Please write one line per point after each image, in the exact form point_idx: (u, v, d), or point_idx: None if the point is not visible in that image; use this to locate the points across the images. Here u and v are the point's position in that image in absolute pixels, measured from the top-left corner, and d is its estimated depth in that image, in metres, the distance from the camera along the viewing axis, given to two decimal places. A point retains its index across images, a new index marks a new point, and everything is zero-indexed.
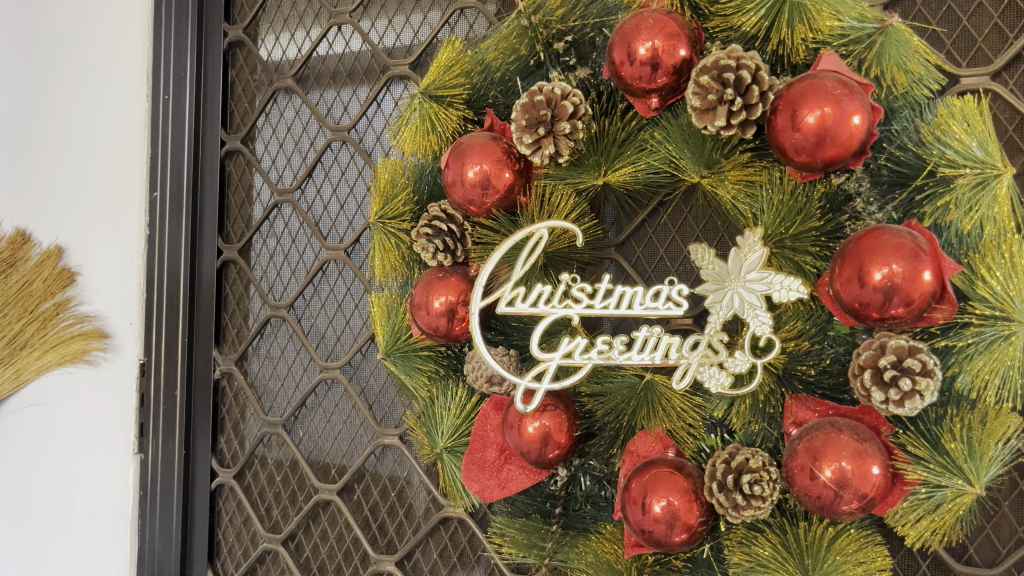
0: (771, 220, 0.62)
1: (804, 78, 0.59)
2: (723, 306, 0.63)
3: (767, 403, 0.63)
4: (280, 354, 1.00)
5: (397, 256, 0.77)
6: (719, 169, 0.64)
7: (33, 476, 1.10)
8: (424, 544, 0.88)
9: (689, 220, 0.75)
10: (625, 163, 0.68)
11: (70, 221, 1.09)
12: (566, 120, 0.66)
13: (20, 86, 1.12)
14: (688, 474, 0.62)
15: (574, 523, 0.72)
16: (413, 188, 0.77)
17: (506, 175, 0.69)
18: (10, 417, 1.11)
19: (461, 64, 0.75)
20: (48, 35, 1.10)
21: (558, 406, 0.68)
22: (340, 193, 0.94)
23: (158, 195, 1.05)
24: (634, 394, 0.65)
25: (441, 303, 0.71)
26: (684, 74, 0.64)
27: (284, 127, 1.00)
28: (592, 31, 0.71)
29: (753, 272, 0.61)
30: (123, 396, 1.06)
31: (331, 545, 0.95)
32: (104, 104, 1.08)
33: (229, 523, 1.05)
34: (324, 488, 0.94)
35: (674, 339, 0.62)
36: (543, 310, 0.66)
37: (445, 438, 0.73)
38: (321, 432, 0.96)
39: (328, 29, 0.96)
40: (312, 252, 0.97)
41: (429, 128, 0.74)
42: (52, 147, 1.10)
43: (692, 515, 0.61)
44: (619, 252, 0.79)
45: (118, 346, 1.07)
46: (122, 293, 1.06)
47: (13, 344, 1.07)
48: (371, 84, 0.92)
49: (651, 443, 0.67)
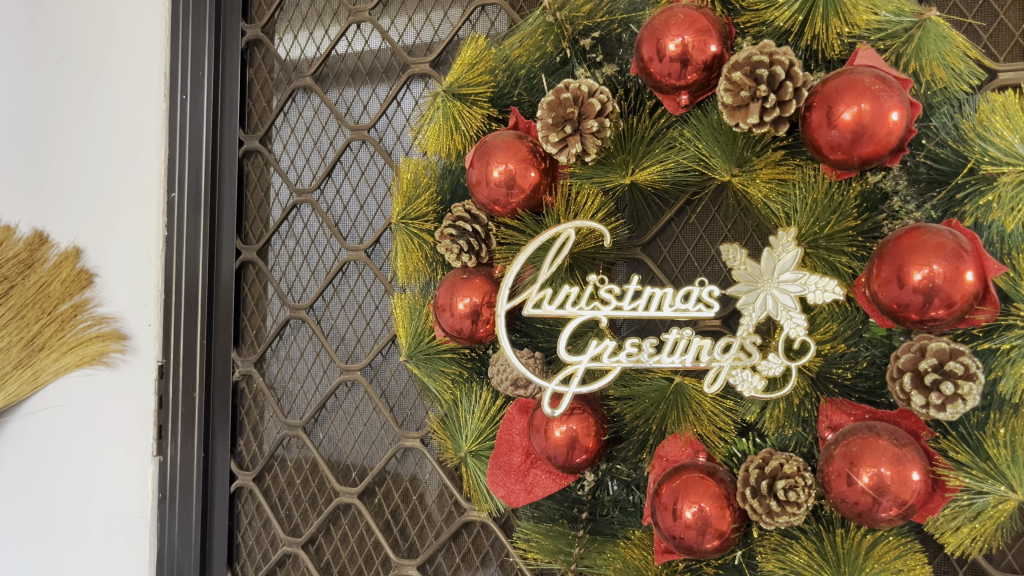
0: (805, 219, 0.60)
1: (840, 74, 0.57)
2: (757, 307, 0.61)
3: (802, 407, 0.61)
4: (299, 355, 0.99)
5: (419, 256, 0.76)
6: (751, 167, 0.62)
7: (50, 479, 1.09)
8: (446, 548, 0.87)
9: (717, 219, 0.74)
10: (653, 162, 0.66)
11: (87, 221, 1.09)
12: (593, 118, 0.65)
13: (34, 88, 1.12)
14: (720, 480, 0.61)
15: (602, 528, 0.71)
16: (436, 188, 0.76)
17: (531, 174, 0.68)
18: (27, 420, 1.11)
19: (485, 61, 0.73)
20: (63, 37, 1.10)
21: (585, 410, 0.67)
22: (360, 193, 0.93)
23: (175, 196, 1.04)
24: (664, 398, 0.64)
25: (465, 304, 0.70)
26: (715, 70, 0.62)
27: (303, 127, 0.98)
28: (619, 28, 0.69)
29: (787, 272, 0.60)
30: (142, 398, 1.05)
31: (352, 549, 0.93)
32: (119, 104, 1.07)
33: (248, 525, 1.03)
34: (345, 492, 0.93)
35: (705, 342, 0.61)
36: (570, 312, 0.65)
37: (469, 441, 0.72)
38: (341, 434, 0.95)
39: (347, 28, 0.94)
40: (331, 253, 0.96)
41: (453, 127, 0.72)
42: (68, 148, 1.10)
43: (725, 522, 0.60)
44: (645, 251, 0.77)
45: (137, 347, 1.06)
46: (140, 294, 1.06)
47: (30, 346, 1.07)
48: (391, 83, 0.91)
49: (681, 447, 0.65)
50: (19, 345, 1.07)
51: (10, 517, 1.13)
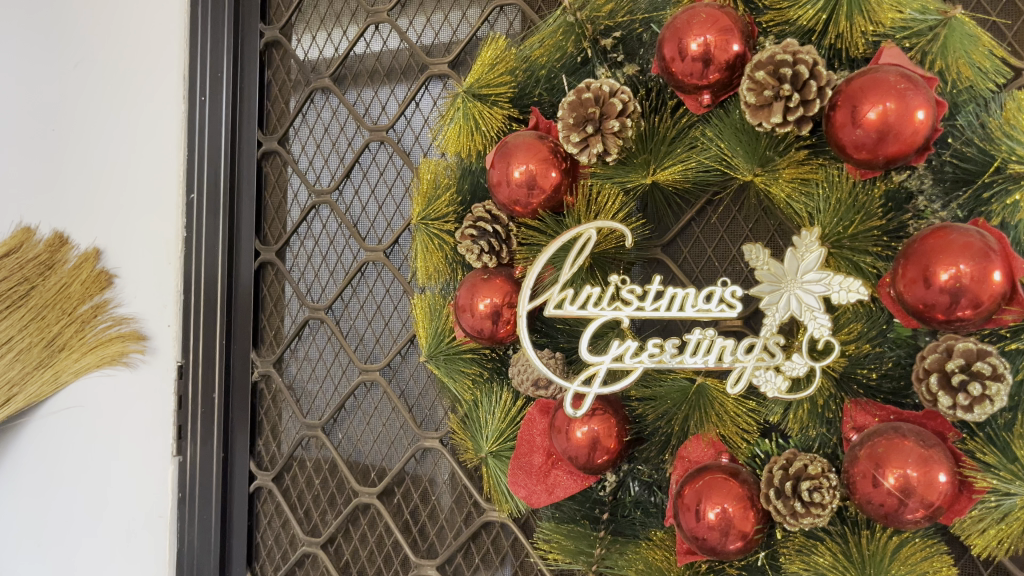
0: (829, 219, 0.60)
1: (865, 73, 0.57)
2: (780, 308, 0.61)
3: (826, 408, 0.61)
4: (318, 356, 0.99)
5: (440, 257, 0.76)
6: (774, 166, 0.62)
7: (70, 479, 1.10)
8: (466, 548, 0.87)
9: (738, 219, 0.74)
10: (675, 161, 0.66)
11: (107, 222, 1.10)
12: (615, 118, 0.65)
13: (54, 92, 1.13)
14: (743, 481, 0.61)
15: (624, 529, 0.71)
16: (456, 189, 0.76)
17: (552, 174, 0.68)
18: (47, 420, 1.12)
19: (506, 62, 0.73)
20: (84, 42, 1.11)
21: (607, 410, 0.67)
22: (379, 194, 0.94)
23: (194, 197, 1.04)
24: (686, 399, 0.64)
25: (486, 305, 0.69)
26: (737, 70, 0.62)
27: (321, 128, 0.98)
28: (640, 27, 0.69)
29: (811, 272, 0.60)
30: (162, 398, 1.06)
31: (371, 549, 0.94)
32: (137, 106, 1.08)
33: (267, 526, 1.03)
34: (364, 492, 0.93)
35: (728, 342, 0.61)
36: (591, 313, 0.65)
37: (490, 442, 0.72)
38: (361, 435, 0.95)
39: (365, 29, 0.94)
40: (350, 254, 0.96)
41: (473, 127, 0.73)
42: (87, 151, 1.11)
43: (748, 523, 0.60)
44: (665, 252, 0.77)
45: (156, 348, 1.07)
46: (159, 295, 1.07)
47: (51, 346, 1.10)
48: (409, 83, 0.91)
49: (703, 448, 0.65)
50: (40, 345, 1.10)
51: (30, 516, 1.13)
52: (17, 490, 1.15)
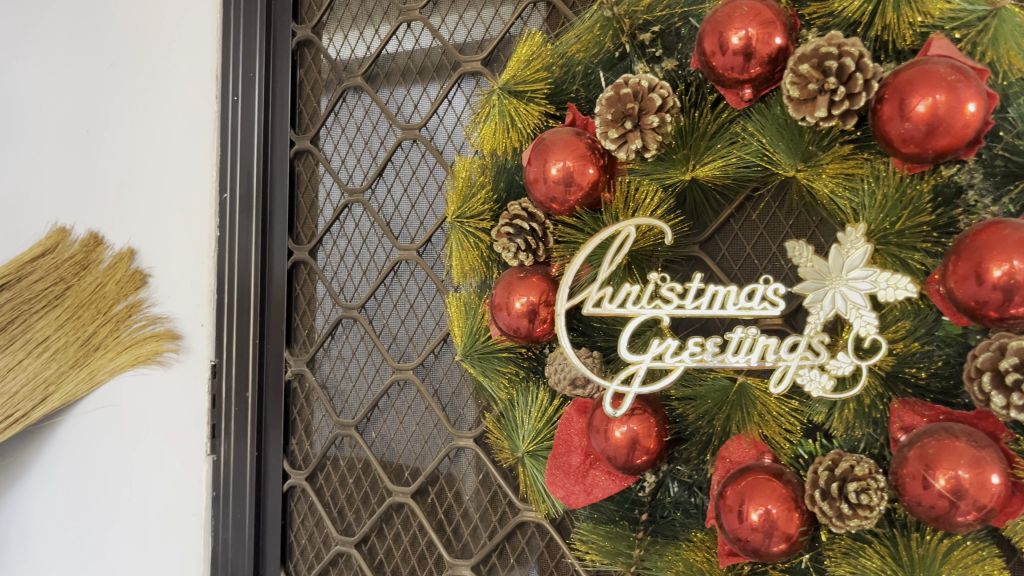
0: (874, 214, 0.59)
1: (914, 64, 0.55)
2: (825, 305, 0.60)
3: (873, 408, 0.59)
4: (351, 355, 0.99)
5: (476, 256, 0.75)
6: (816, 162, 0.61)
7: (105, 477, 1.11)
8: (501, 549, 0.86)
9: (778, 214, 0.72)
10: (715, 157, 0.65)
11: (141, 223, 1.11)
12: (654, 113, 0.64)
13: (89, 94, 1.15)
14: (787, 481, 0.60)
15: (663, 530, 0.69)
16: (492, 186, 0.75)
17: (590, 171, 0.67)
18: (83, 418, 1.14)
19: (543, 57, 0.72)
20: (118, 44, 1.12)
21: (646, 410, 0.66)
22: (411, 193, 0.93)
23: (228, 197, 1.05)
24: (726, 399, 0.63)
25: (522, 303, 0.69)
26: (779, 64, 0.61)
27: (354, 127, 0.98)
28: (679, 21, 0.68)
29: (856, 269, 0.59)
30: (196, 398, 1.06)
31: (405, 549, 0.93)
32: (170, 106, 1.09)
33: (301, 524, 1.03)
34: (398, 491, 0.93)
35: (771, 341, 0.60)
36: (630, 311, 0.64)
37: (527, 441, 0.72)
38: (394, 435, 0.95)
39: (397, 27, 0.94)
40: (383, 252, 0.96)
41: (508, 125, 0.72)
42: (121, 151, 1.12)
43: (792, 525, 0.58)
44: (703, 249, 0.76)
45: (190, 347, 1.07)
46: (193, 295, 1.07)
47: (86, 346, 1.11)
48: (442, 82, 0.91)
49: (745, 449, 0.64)
50: (76, 345, 1.11)
51: (66, 514, 1.15)
52: (53, 487, 1.16)
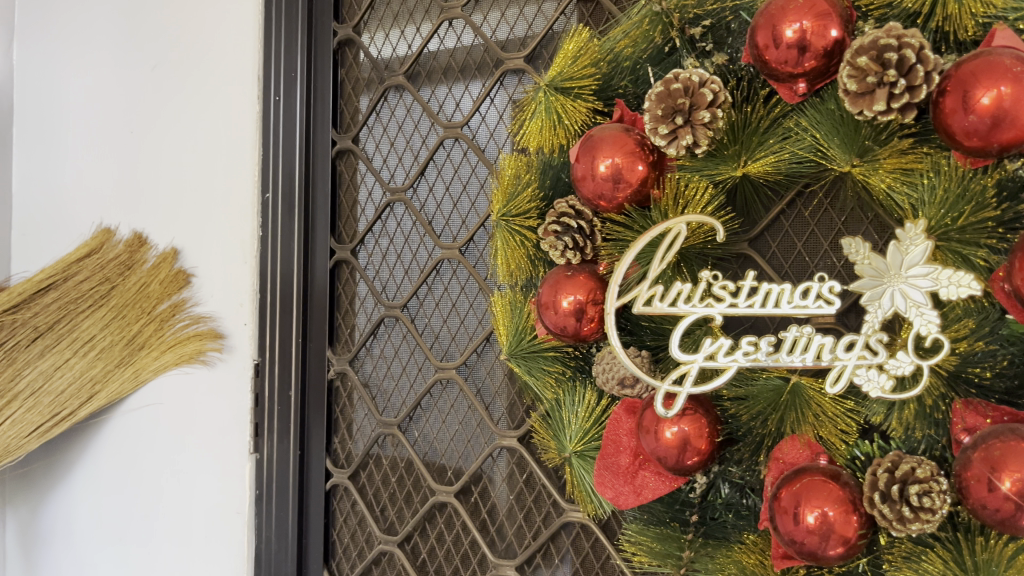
0: (935, 211, 0.57)
1: (978, 55, 0.54)
2: (883, 304, 0.59)
3: (935, 409, 0.58)
4: (393, 354, 0.99)
5: (521, 255, 0.75)
6: (873, 157, 0.59)
7: (149, 475, 1.12)
8: (545, 549, 0.86)
9: (829, 211, 0.71)
10: (767, 152, 0.64)
11: (183, 223, 1.12)
12: (705, 108, 0.63)
13: (134, 96, 1.17)
14: (845, 483, 0.58)
15: (714, 532, 0.68)
16: (538, 184, 0.75)
17: (639, 167, 0.66)
18: (129, 416, 1.15)
19: (591, 53, 0.72)
20: (162, 46, 1.13)
21: (697, 410, 0.65)
22: (453, 192, 0.93)
23: (270, 197, 1.05)
24: (780, 399, 0.62)
25: (570, 302, 0.68)
26: (836, 57, 0.59)
27: (395, 126, 0.98)
28: (729, 15, 0.67)
29: (916, 266, 0.57)
30: (239, 397, 1.07)
31: (448, 548, 0.93)
32: (212, 107, 1.09)
33: (344, 523, 1.03)
34: (441, 490, 0.93)
35: (827, 340, 0.59)
36: (681, 310, 0.63)
37: (574, 442, 0.71)
38: (436, 434, 0.95)
39: (438, 25, 0.94)
40: (425, 252, 0.95)
41: (555, 121, 0.72)
42: (164, 152, 1.13)
43: (851, 528, 0.57)
44: (752, 246, 0.74)
45: (233, 347, 1.08)
46: (236, 295, 1.08)
47: (131, 345, 1.13)
48: (484, 80, 0.90)
49: (799, 449, 0.62)
50: (121, 343, 1.13)
51: (112, 511, 1.16)
52: (99, 485, 1.18)
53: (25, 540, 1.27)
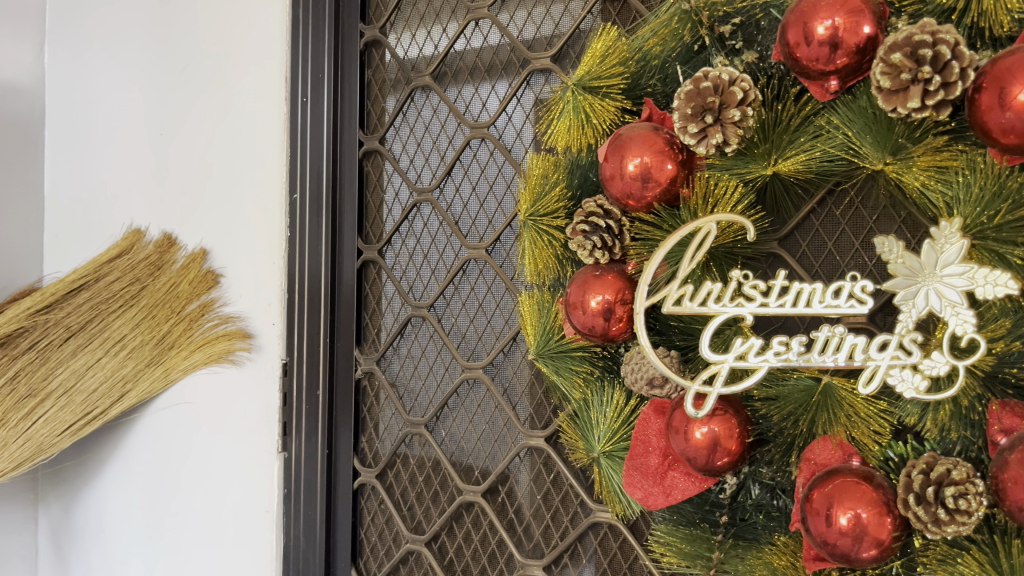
0: (970, 209, 0.56)
1: (1015, 50, 0.53)
2: (917, 303, 0.58)
3: (971, 410, 0.57)
4: (421, 354, 0.99)
5: (549, 255, 0.75)
6: (906, 154, 0.59)
7: (179, 473, 1.14)
8: (573, 549, 0.85)
9: (861, 209, 0.70)
10: (798, 151, 0.64)
11: (212, 224, 1.13)
12: (735, 107, 0.62)
13: (162, 98, 1.18)
14: (878, 485, 0.57)
15: (744, 533, 0.68)
16: (565, 183, 0.75)
17: (668, 166, 0.66)
18: (159, 415, 1.17)
19: (619, 52, 0.72)
20: (191, 48, 1.14)
21: (727, 410, 0.64)
22: (480, 192, 0.93)
23: (297, 197, 1.06)
24: (811, 400, 0.61)
25: (598, 302, 0.68)
26: (869, 54, 0.58)
27: (422, 126, 0.98)
28: (759, 13, 0.66)
29: (952, 265, 0.56)
30: (266, 396, 1.07)
31: (475, 547, 0.93)
32: (239, 108, 1.10)
33: (371, 522, 1.04)
34: (468, 490, 0.93)
35: (860, 339, 0.58)
36: (712, 310, 0.63)
37: (603, 442, 0.71)
38: (464, 434, 0.95)
39: (465, 25, 0.94)
40: (452, 252, 0.96)
41: (583, 121, 0.72)
42: (193, 154, 1.14)
43: (884, 530, 0.56)
44: (782, 246, 0.74)
45: (261, 346, 1.09)
46: (264, 294, 1.08)
47: (161, 344, 1.14)
48: (510, 79, 0.90)
49: (831, 450, 0.62)
50: (151, 343, 1.14)
51: (142, 509, 1.17)
52: (129, 483, 1.19)
53: (57, 538, 1.29)
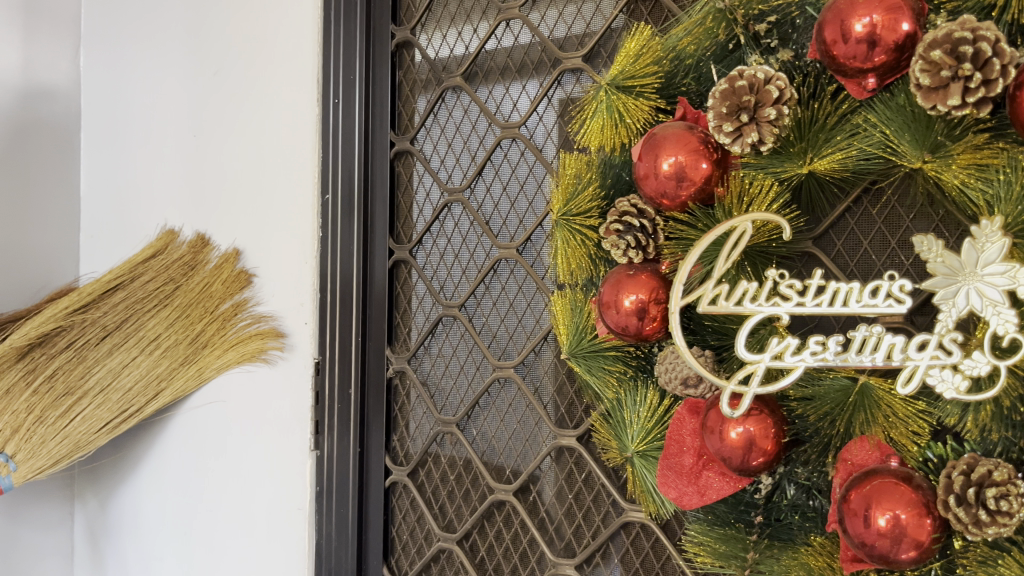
0: (1012, 207, 0.55)
1: None
2: (957, 302, 0.58)
3: (1013, 410, 0.56)
4: (452, 353, 0.99)
5: (582, 254, 0.76)
6: (946, 152, 0.57)
7: (213, 471, 1.15)
8: (605, 548, 0.85)
9: (897, 208, 0.70)
10: (834, 149, 0.63)
11: (245, 224, 1.14)
12: (771, 105, 0.62)
13: (195, 100, 1.19)
14: (917, 486, 0.57)
15: (780, 534, 0.68)
16: (598, 183, 0.75)
17: (703, 166, 0.66)
18: (194, 413, 1.19)
19: (653, 51, 0.72)
20: (224, 51, 1.16)
21: (763, 411, 0.64)
22: (511, 192, 0.93)
23: (330, 198, 1.06)
24: (847, 400, 0.61)
25: (631, 301, 0.68)
26: (907, 51, 0.58)
27: (453, 127, 0.99)
28: (795, 10, 0.65)
29: (993, 264, 0.56)
30: (299, 395, 1.08)
31: (507, 546, 0.94)
32: (272, 109, 1.11)
33: (403, 520, 1.05)
34: (499, 489, 0.94)
35: (898, 339, 0.58)
36: (748, 309, 0.63)
37: (636, 441, 0.71)
38: (495, 433, 0.95)
39: (496, 26, 0.94)
40: (483, 251, 0.96)
41: (617, 120, 0.72)
42: (226, 155, 1.16)
43: (923, 532, 0.56)
44: (817, 245, 0.73)
45: (294, 346, 1.09)
46: (297, 294, 1.09)
47: (195, 344, 1.15)
48: (541, 79, 0.91)
49: (868, 450, 0.61)
50: (185, 343, 1.15)
51: (176, 507, 1.19)
52: (164, 479, 1.21)
53: (93, 534, 1.31)
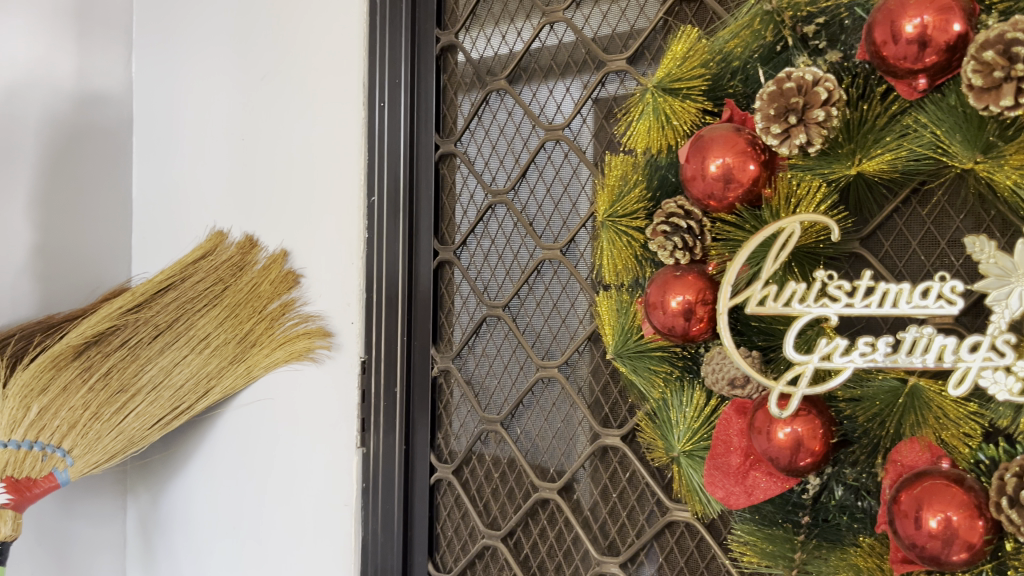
0: None
1: None
2: (1010, 303, 0.57)
3: None
4: (496, 352, 1.01)
5: (628, 255, 0.76)
6: (998, 153, 0.57)
7: (261, 467, 1.18)
8: (650, 548, 0.86)
9: (946, 209, 0.69)
10: (884, 150, 0.63)
11: (291, 226, 1.16)
12: (819, 107, 0.62)
13: (243, 103, 1.22)
14: (969, 488, 0.57)
15: (828, 535, 0.68)
16: (644, 184, 0.76)
17: (751, 167, 0.66)
18: (243, 410, 1.21)
19: (699, 54, 0.73)
20: (272, 56, 1.18)
21: (811, 411, 0.64)
22: (555, 193, 0.94)
23: (376, 200, 1.08)
24: (897, 400, 0.61)
25: (678, 302, 0.68)
26: (958, 51, 0.58)
27: (496, 129, 1.00)
28: (845, 11, 0.65)
29: None
30: (345, 393, 1.10)
31: (551, 544, 0.95)
32: (318, 113, 1.13)
33: (447, 517, 1.06)
34: (543, 487, 0.95)
35: (949, 341, 0.58)
36: (796, 310, 0.63)
37: (683, 441, 0.72)
38: (539, 431, 0.96)
39: (540, 29, 0.95)
40: (527, 252, 0.97)
41: (663, 122, 0.73)
42: (273, 158, 1.18)
43: (975, 533, 0.55)
44: (865, 245, 0.73)
45: (341, 344, 1.11)
46: (343, 294, 1.11)
47: (243, 342, 1.18)
48: (585, 81, 0.91)
49: (919, 451, 0.61)
50: (234, 342, 1.18)
51: (226, 502, 1.22)
52: (214, 474, 1.24)
53: (146, 527, 1.35)
